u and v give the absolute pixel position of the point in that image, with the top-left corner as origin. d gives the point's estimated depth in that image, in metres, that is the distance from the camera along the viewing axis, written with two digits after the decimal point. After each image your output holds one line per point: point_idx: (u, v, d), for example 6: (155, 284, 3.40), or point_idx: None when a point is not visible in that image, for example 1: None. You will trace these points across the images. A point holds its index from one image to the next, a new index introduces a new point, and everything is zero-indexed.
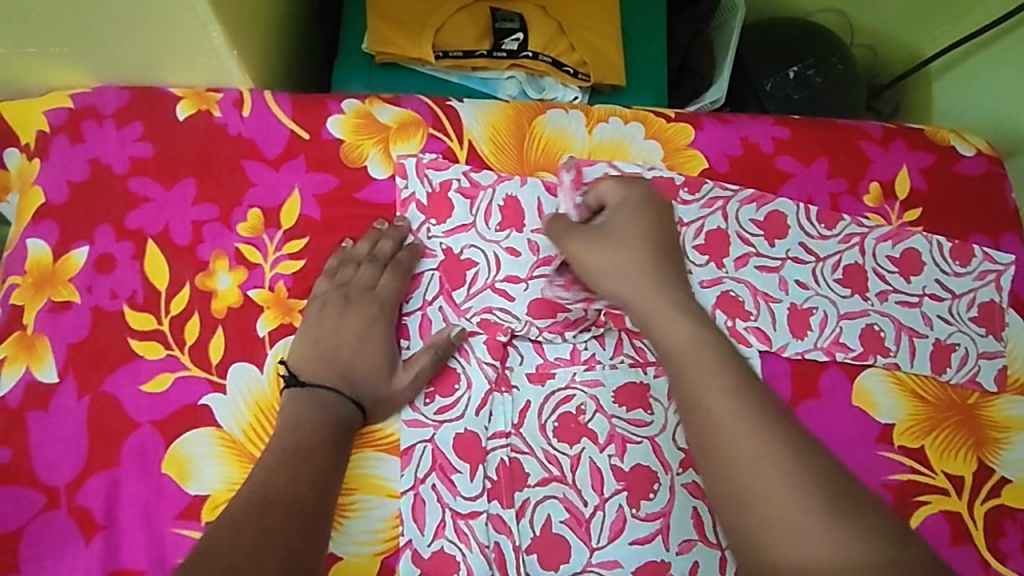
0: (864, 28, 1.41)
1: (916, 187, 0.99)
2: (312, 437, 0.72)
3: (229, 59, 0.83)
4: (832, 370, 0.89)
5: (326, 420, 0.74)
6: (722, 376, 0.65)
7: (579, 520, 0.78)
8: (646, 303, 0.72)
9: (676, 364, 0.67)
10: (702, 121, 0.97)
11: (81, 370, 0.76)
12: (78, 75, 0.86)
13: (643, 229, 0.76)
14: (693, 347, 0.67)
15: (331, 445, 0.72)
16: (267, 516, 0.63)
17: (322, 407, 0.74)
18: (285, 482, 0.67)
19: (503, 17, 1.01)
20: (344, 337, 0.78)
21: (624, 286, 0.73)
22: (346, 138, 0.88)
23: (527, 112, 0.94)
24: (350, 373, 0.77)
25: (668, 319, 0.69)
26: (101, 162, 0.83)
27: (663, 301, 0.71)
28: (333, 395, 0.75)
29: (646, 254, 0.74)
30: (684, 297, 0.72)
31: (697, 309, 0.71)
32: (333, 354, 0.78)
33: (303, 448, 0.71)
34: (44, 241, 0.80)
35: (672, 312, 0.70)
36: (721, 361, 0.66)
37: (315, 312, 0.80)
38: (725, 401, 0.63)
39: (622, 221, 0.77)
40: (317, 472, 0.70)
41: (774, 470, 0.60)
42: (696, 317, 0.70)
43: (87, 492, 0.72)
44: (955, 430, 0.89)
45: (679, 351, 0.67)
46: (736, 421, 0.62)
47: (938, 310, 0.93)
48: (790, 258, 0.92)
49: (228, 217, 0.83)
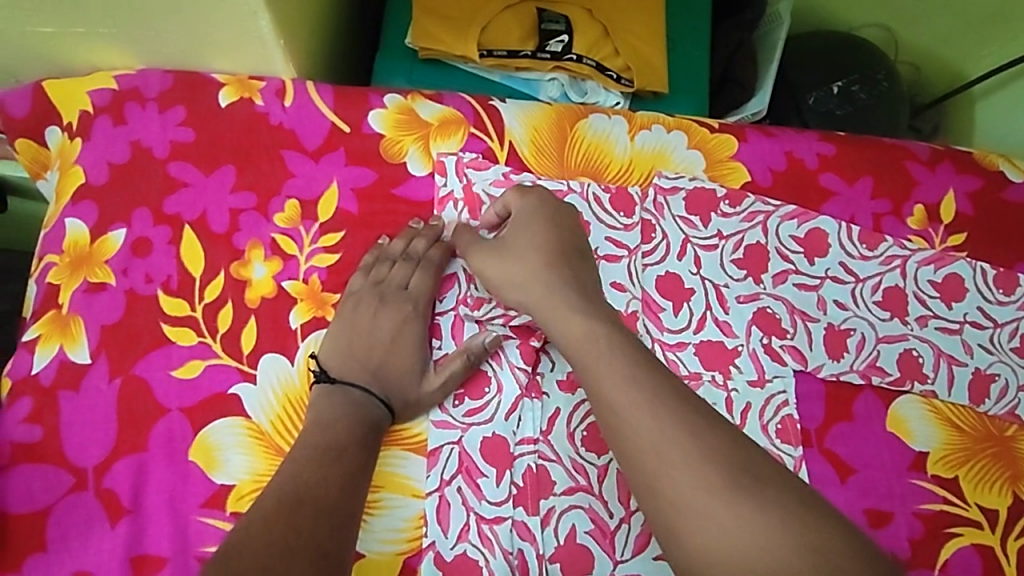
0: (908, 44, 1.37)
1: (961, 211, 0.97)
2: (342, 437, 0.71)
3: (275, 48, 0.83)
4: (867, 395, 0.87)
5: (358, 419, 0.73)
6: (618, 365, 0.68)
7: (603, 532, 0.77)
8: (548, 299, 0.75)
9: (579, 360, 0.70)
10: (746, 133, 0.96)
11: (113, 353, 0.76)
12: (124, 57, 0.85)
13: (543, 228, 0.79)
14: (585, 341, 0.70)
15: (362, 444, 0.72)
16: (298, 515, 0.64)
17: (354, 405, 0.74)
18: (315, 480, 0.67)
19: (549, 18, 1.00)
20: (376, 336, 0.78)
21: (528, 281, 0.77)
22: (387, 133, 0.87)
23: (569, 115, 0.93)
24: (381, 373, 0.77)
25: (565, 315, 0.73)
26: (142, 145, 0.83)
27: (558, 298, 0.74)
28: (364, 395, 0.75)
29: (543, 256, 0.77)
30: (582, 292, 0.75)
31: (591, 303, 0.74)
32: (364, 353, 0.77)
33: (333, 447, 0.70)
34: (83, 222, 0.80)
35: (573, 307, 0.73)
36: (614, 351, 0.69)
37: (348, 308, 0.79)
38: (621, 387, 0.66)
39: (521, 223, 0.80)
40: (349, 471, 0.69)
41: (675, 453, 0.62)
42: (591, 311, 0.73)
43: (114, 475, 0.72)
44: (991, 462, 0.87)
45: (580, 347, 0.71)
46: (640, 405, 0.65)
47: (979, 339, 0.91)
48: (829, 278, 0.91)
49: (265, 207, 0.83)
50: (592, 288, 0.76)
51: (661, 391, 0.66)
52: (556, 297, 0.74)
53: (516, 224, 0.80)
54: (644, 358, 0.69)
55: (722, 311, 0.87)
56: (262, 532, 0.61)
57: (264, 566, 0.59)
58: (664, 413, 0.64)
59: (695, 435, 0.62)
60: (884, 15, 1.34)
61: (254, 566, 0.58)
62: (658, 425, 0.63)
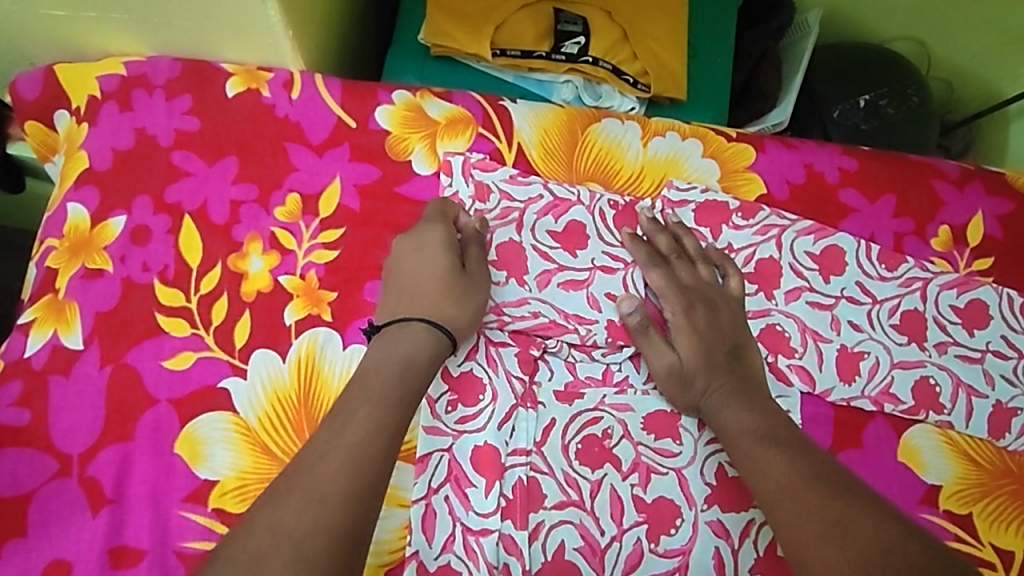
0: (942, 60, 1.32)
1: (989, 234, 0.93)
2: (351, 401, 0.66)
3: (283, 38, 0.82)
4: (879, 422, 0.83)
5: (386, 365, 0.69)
6: (777, 467, 0.70)
7: (594, 550, 0.74)
8: (709, 392, 0.77)
9: (738, 449, 0.73)
10: (765, 144, 0.92)
11: (107, 340, 0.75)
12: (135, 43, 0.85)
13: (700, 313, 0.80)
14: (742, 440, 0.74)
15: (375, 406, 0.66)
16: (289, 501, 0.59)
17: (388, 339, 0.71)
18: (313, 458, 0.62)
19: (567, 19, 0.98)
20: (406, 268, 0.76)
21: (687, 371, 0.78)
22: (393, 130, 0.86)
23: (581, 119, 0.91)
24: (418, 299, 0.74)
25: (730, 410, 0.76)
26: (147, 133, 0.83)
27: (719, 392, 0.77)
28: (398, 328, 0.72)
29: (702, 344, 0.79)
30: (743, 388, 0.77)
31: (752, 396, 0.77)
32: (403, 287, 0.75)
33: (340, 414, 0.65)
34: (84, 207, 0.80)
35: (736, 401, 0.76)
36: (776, 441, 0.72)
37: (388, 267, 0.77)
38: (777, 488, 0.69)
39: (680, 305, 0.81)
40: (357, 442, 0.63)
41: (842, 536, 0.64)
42: (756, 406, 0.76)
43: (98, 464, 0.71)
44: (1009, 499, 0.82)
45: (740, 437, 0.74)
46: (791, 505, 0.68)
47: (1001, 369, 0.87)
48: (845, 298, 0.87)
49: (266, 200, 0.82)
50: (758, 387, 0.78)
51: (817, 484, 0.68)
52: (717, 392, 0.77)
53: (679, 334, 0.80)
54: (801, 455, 0.71)
55: None
56: (251, 524, 0.58)
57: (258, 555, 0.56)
58: (815, 512, 0.66)
59: (849, 530, 0.64)
60: (918, 28, 1.29)
61: (243, 561, 0.55)
62: (810, 522, 0.66)
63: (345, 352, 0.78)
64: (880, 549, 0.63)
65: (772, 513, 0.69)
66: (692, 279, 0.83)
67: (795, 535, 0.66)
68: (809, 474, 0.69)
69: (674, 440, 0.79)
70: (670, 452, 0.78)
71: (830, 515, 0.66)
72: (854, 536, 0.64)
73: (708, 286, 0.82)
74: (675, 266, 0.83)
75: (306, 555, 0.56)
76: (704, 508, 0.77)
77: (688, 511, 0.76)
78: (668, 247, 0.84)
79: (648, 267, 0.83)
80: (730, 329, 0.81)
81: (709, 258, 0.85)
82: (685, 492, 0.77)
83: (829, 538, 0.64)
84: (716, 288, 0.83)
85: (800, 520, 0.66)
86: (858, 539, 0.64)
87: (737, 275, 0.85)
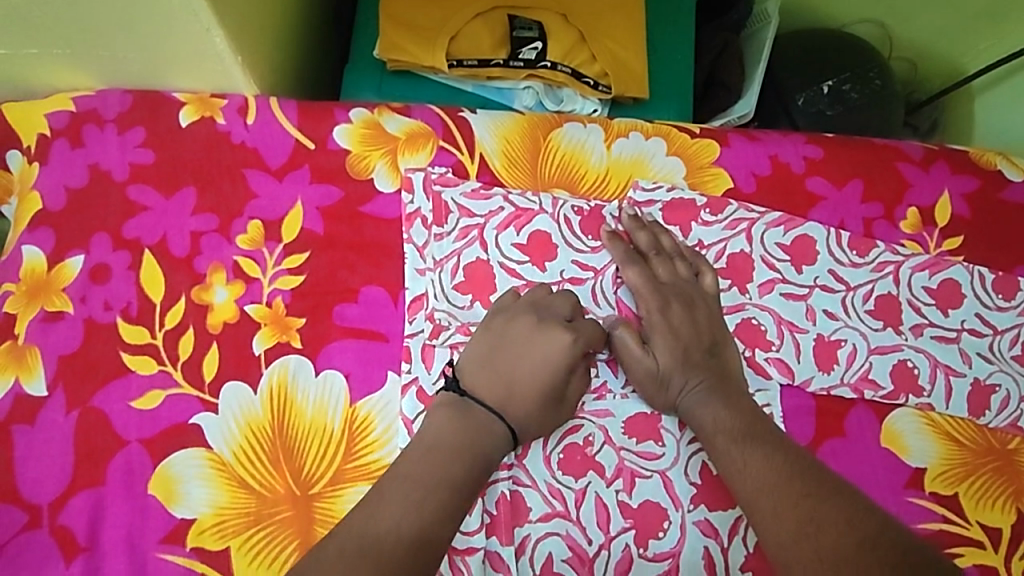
0: (903, 40, 1.33)
1: (957, 214, 0.93)
2: (434, 476, 0.67)
3: (233, 64, 0.81)
4: (860, 409, 0.83)
5: (466, 455, 0.69)
6: (756, 467, 0.70)
7: (582, 560, 0.73)
8: (690, 390, 0.77)
9: (716, 447, 0.73)
10: (729, 138, 0.92)
11: (71, 385, 0.74)
12: (81, 78, 0.84)
13: (679, 312, 0.80)
14: (722, 438, 0.73)
15: (455, 489, 0.67)
16: (362, 563, 0.59)
17: (473, 430, 0.71)
18: (387, 526, 0.62)
19: (522, 25, 0.97)
20: (526, 366, 0.74)
21: (668, 369, 0.77)
22: (353, 149, 0.85)
23: (543, 124, 0.90)
24: (514, 396, 0.73)
25: (709, 408, 0.75)
26: (100, 168, 0.81)
27: (698, 390, 0.76)
28: (486, 414, 0.72)
29: (682, 342, 0.79)
30: (722, 386, 0.77)
31: (730, 396, 0.76)
32: (501, 375, 0.74)
33: (423, 483, 0.66)
34: (40, 248, 0.78)
35: (714, 398, 0.76)
36: (754, 440, 0.72)
37: (500, 324, 0.76)
38: (757, 487, 0.69)
39: (658, 304, 0.80)
40: (428, 520, 0.64)
41: (816, 532, 0.65)
42: (734, 404, 0.75)
43: (70, 511, 0.69)
44: (993, 476, 0.82)
45: (718, 435, 0.74)
46: (767, 504, 0.68)
47: (978, 347, 0.87)
48: (818, 286, 0.87)
49: (227, 229, 0.80)
50: (736, 383, 0.78)
51: (794, 481, 0.68)
52: (695, 390, 0.76)
53: (657, 332, 0.79)
54: (780, 453, 0.71)
55: None
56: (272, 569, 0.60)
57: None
58: (791, 509, 0.67)
59: (822, 528, 0.65)
60: (877, 10, 1.30)
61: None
62: (785, 519, 0.66)
63: (317, 379, 0.76)
64: (855, 545, 0.63)
65: (751, 513, 0.69)
66: (670, 275, 0.82)
67: (771, 531, 0.67)
68: (788, 472, 0.69)
69: (656, 441, 0.78)
70: (653, 455, 0.77)
71: (806, 513, 0.66)
72: (827, 533, 0.64)
73: (684, 284, 0.82)
74: (652, 262, 0.83)
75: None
76: (690, 508, 0.76)
77: (675, 512, 0.76)
78: (643, 245, 0.84)
79: (624, 264, 0.82)
80: (708, 327, 0.80)
81: (684, 255, 0.85)
82: (670, 493, 0.76)
83: (803, 536, 0.65)
84: (693, 286, 0.82)
85: (779, 521, 0.67)
86: (831, 537, 0.64)
87: (710, 272, 0.84)
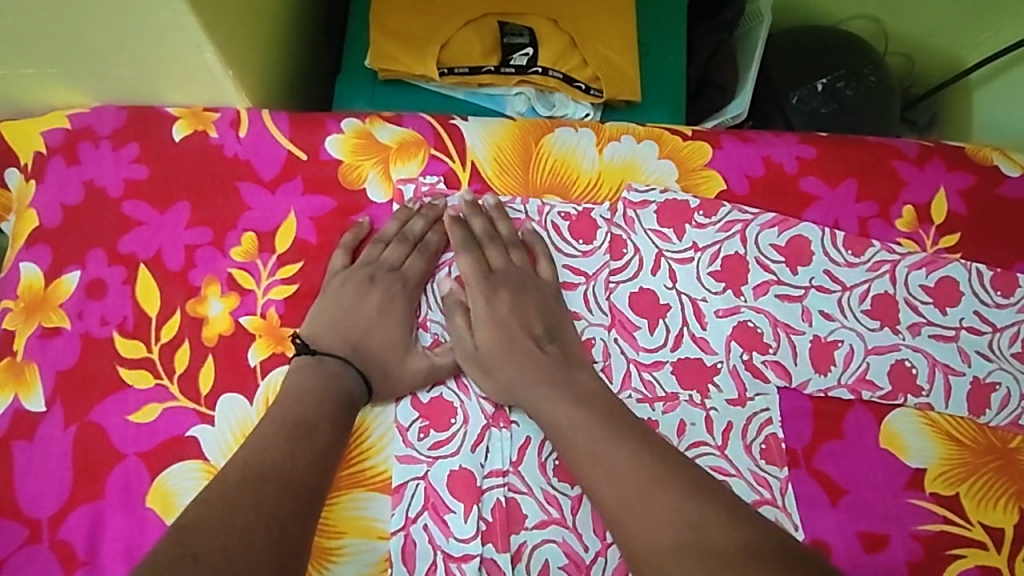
0: (900, 35, 1.32)
1: (954, 211, 0.92)
2: (310, 415, 0.70)
3: (224, 79, 0.81)
4: (858, 411, 0.83)
5: (330, 396, 0.72)
6: (609, 461, 0.69)
7: (578, 567, 0.73)
8: (520, 379, 0.76)
9: (566, 443, 0.72)
10: (721, 139, 0.92)
11: (69, 399, 0.75)
12: (77, 95, 0.84)
13: (506, 302, 0.80)
14: (572, 430, 0.72)
15: (333, 424, 0.71)
16: (288, 510, 0.63)
17: (328, 377, 0.74)
18: (301, 469, 0.67)
19: (512, 31, 0.97)
20: (365, 316, 0.78)
21: (496, 356, 0.77)
22: (345, 158, 0.85)
23: (533, 131, 0.90)
24: (361, 347, 0.77)
25: (553, 400, 0.74)
26: (96, 185, 0.82)
27: (533, 379, 0.76)
28: (339, 364, 0.75)
29: (508, 328, 0.78)
30: (563, 374, 0.76)
31: (574, 386, 0.75)
32: (341, 328, 0.77)
33: (303, 424, 0.70)
34: (37, 265, 0.79)
35: (547, 388, 0.75)
36: (598, 435, 0.71)
37: (336, 284, 0.79)
38: (620, 484, 0.68)
39: (492, 294, 0.80)
40: (318, 453, 0.69)
41: (680, 527, 0.64)
42: (581, 395, 0.74)
43: (69, 526, 0.70)
44: (995, 476, 0.81)
45: (566, 432, 0.72)
46: (631, 503, 0.66)
47: (977, 345, 0.86)
48: (814, 287, 0.86)
49: (221, 241, 0.81)
50: (572, 369, 0.77)
51: (663, 481, 0.67)
52: (523, 377, 0.76)
53: (483, 319, 0.79)
54: (631, 448, 0.69)
55: (699, 328, 0.84)
56: (207, 514, 0.61)
57: (221, 551, 0.58)
58: (665, 512, 0.65)
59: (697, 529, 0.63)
60: (872, 6, 1.29)
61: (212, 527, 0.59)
62: (656, 518, 0.65)
63: None
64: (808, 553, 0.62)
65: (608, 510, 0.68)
66: (501, 262, 0.82)
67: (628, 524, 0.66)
68: (651, 471, 0.67)
69: None
70: None
71: (677, 514, 0.64)
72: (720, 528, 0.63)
73: (517, 273, 0.82)
74: (488, 250, 0.83)
75: (266, 552, 0.59)
76: None
77: None
78: (479, 232, 0.83)
79: (459, 251, 0.82)
80: (540, 316, 0.79)
81: (518, 243, 0.84)
82: None
83: (672, 533, 0.63)
84: (527, 275, 0.82)
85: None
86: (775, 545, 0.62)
87: (546, 260, 0.84)
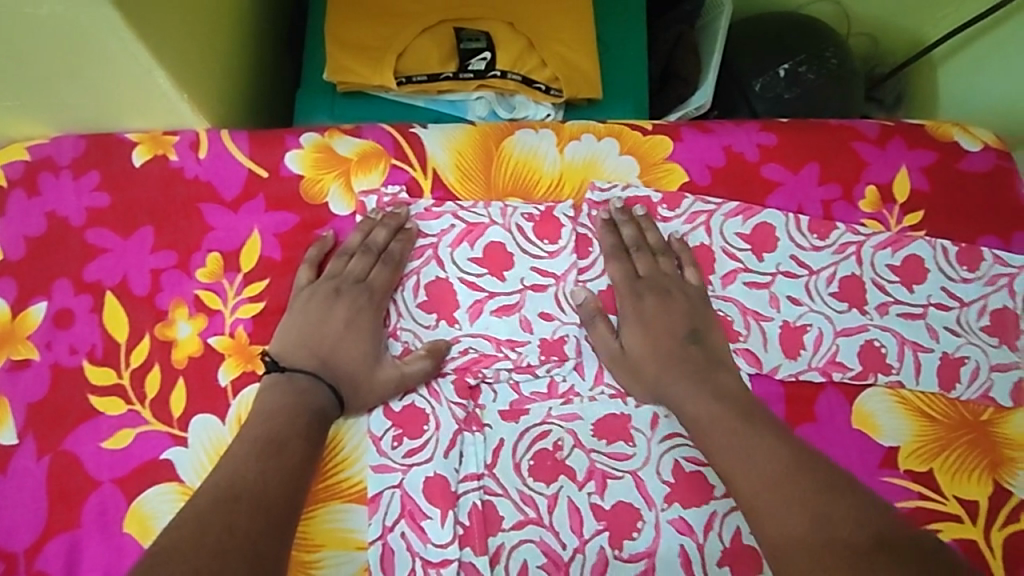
0: (861, 16, 1.33)
1: (916, 188, 0.92)
2: (282, 431, 0.71)
3: (179, 102, 0.81)
4: (830, 393, 0.83)
5: (301, 412, 0.73)
6: (746, 453, 0.70)
7: (557, 565, 0.73)
8: (662, 380, 0.78)
9: (700, 437, 0.74)
10: (681, 132, 0.92)
11: (42, 431, 0.75)
12: (35, 126, 0.85)
13: (641, 306, 0.82)
14: (714, 425, 0.73)
15: (306, 439, 0.71)
16: (260, 528, 0.63)
17: (299, 394, 0.74)
18: (275, 487, 0.67)
19: (469, 37, 0.98)
20: (334, 330, 0.78)
21: (633, 356, 0.80)
22: (306, 173, 0.85)
23: (494, 134, 0.90)
24: (331, 361, 0.77)
25: (696, 398, 0.76)
26: (57, 215, 0.82)
27: (681, 374, 0.78)
28: (309, 379, 0.75)
29: (656, 331, 0.81)
30: (705, 375, 0.78)
31: (714, 384, 0.77)
32: (310, 342, 0.77)
33: (274, 441, 0.70)
34: (3, 299, 0.79)
35: (695, 383, 0.77)
36: (725, 425, 0.73)
37: (302, 300, 0.79)
38: (762, 477, 0.69)
39: (629, 301, 0.83)
40: (291, 468, 0.69)
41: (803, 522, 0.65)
42: (718, 392, 0.76)
43: (46, 556, 0.71)
44: (968, 450, 0.82)
45: (700, 427, 0.74)
46: (769, 498, 0.67)
47: (945, 321, 0.87)
48: (780, 273, 0.87)
49: (187, 263, 0.81)
50: (714, 367, 0.79)
51: (800, 473, 0.68)
52: (671, 374, 0.78)
53: (629, 324, 0.81)
54: (778, 441, 0.71)
55: None
56: (177, 539, 0.61)
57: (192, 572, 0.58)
58: (801, 504, 0.66)
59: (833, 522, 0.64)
60: None
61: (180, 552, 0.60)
62: (792, 512, 0.66)
63: None
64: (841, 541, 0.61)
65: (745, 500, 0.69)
66: (650, 269, 0.84)
67: (761, 518, 0.67)
68: (785, 465, 0.69)
69: (627, 442, 0.78)
70: (624, 455, 0.77)
71: (811, 505, 0.65)
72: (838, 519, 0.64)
73: (662, 276, 0.84)
74: (635, 256, 0.85)
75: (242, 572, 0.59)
76: (664, 506, 0.76)
77: (649, 512, 0.75)
78: (627, 238, 0.86)
79: (609, 258, 0.85)
80: (693, 319, 0.81)
81: (665, 248, 0.86)
82: (643, 493, 0.76)
83: (809, 527, 0.64)
84: (675, 279, 0.84)
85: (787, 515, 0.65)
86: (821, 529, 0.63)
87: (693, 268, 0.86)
